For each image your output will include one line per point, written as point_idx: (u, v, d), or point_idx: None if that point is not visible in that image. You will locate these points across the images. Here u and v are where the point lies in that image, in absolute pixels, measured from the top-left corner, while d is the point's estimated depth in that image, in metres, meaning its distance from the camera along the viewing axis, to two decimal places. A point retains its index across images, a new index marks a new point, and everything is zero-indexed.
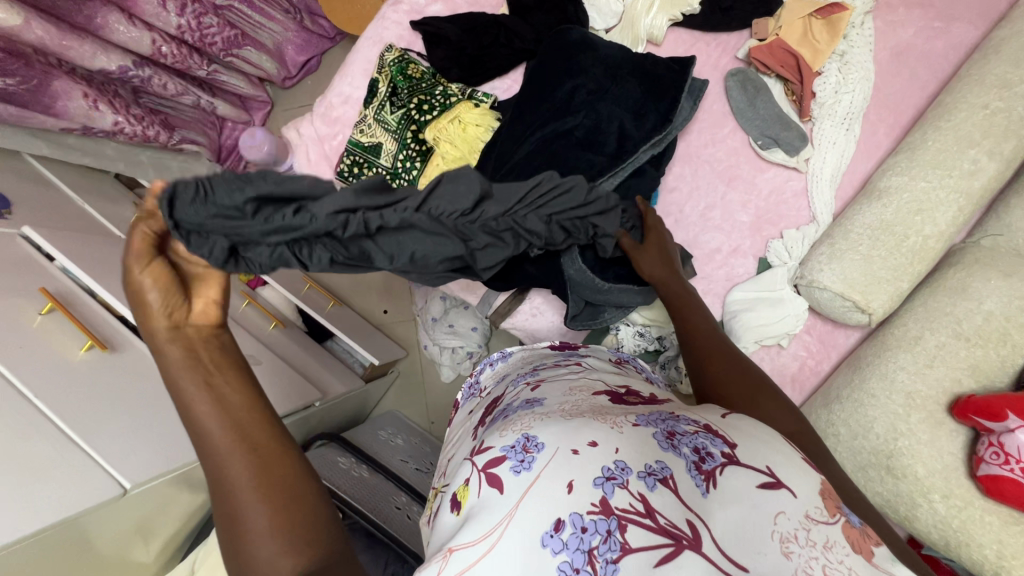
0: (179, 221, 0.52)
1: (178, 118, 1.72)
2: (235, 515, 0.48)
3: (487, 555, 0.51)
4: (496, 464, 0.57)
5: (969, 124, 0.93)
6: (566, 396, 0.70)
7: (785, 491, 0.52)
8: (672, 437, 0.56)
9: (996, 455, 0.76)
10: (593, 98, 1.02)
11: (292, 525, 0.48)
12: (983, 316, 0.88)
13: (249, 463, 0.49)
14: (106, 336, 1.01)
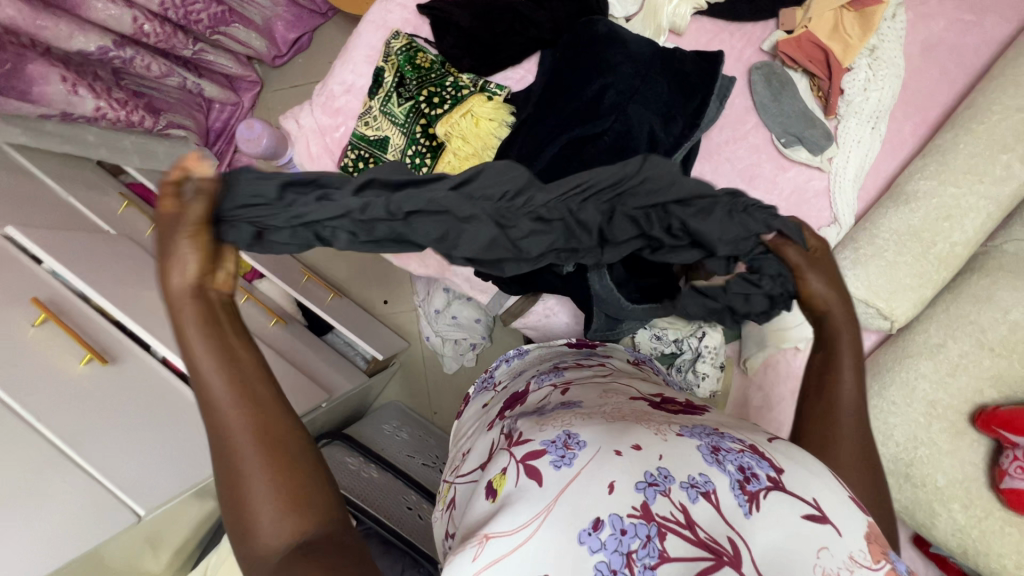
0: (221, 215, 0.53)
1: (162, 101, 1.62)
2: (236, 481, 0.48)
3: (523, 544, 0.50)
4: (535, 457, 0.56)
5: (1002, 127, 0.91)
6: (603, 398, 0.68)
7: (830, 527, 0.50)
8: (717, 452, 0.54)
9: (1020, 469, 0.77)
10: (621, 99, 0.98)
11: (292, 494, 0.49)
12: (1008, 326, 0.87)
13: (251, 430, 0.49)
14: (104, 348, 0.97)
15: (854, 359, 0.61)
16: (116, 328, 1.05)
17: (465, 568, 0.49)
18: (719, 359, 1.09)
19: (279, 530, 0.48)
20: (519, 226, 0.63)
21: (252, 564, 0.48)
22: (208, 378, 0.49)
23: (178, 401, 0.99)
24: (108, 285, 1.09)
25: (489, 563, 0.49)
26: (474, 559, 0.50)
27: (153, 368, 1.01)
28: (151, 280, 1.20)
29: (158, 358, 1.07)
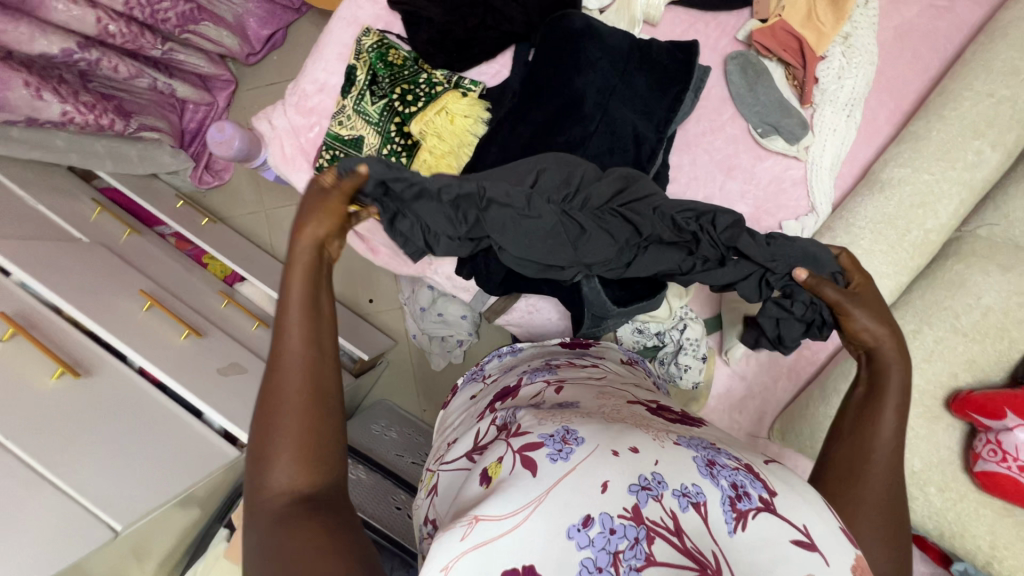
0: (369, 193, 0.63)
1: (133, 103, 1.59)
2: (269, 421, 0.51)
3: (512, 533, 0.50)
4: (531, 448, 0.56)
5: (973, 113, 0.92)
6: (600, 399, 0.68)
7: (818, 557, 0.50)
8: (711, 465, 0.54)
9: (994, 453, 0.78)
10: (602, 98, 0.97)
11: (317, 453, 0.51)
12: (981, 311, 0.88)
13: (304, 379, 0.52)
14: (78, 360, 0.96)
15: (903, 396, 0.59)
16: (91, 339, 1.04)
17: (453, 548, 0.50)
18: (701, 351, 1.08)
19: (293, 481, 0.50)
20: (586, 229, 0.75)
21: (252, 501, 0.50)
22: (288, 316, 0.53)
23: (155, 410, 0.98)
24: (80, 295, 1.07)
25: (477, 545, 0.50)
26: (462, 539, 0.50)
27: (129, 379, 1.00)
28: (126, 288, 1.18)
29: (136, 367, 1.06)
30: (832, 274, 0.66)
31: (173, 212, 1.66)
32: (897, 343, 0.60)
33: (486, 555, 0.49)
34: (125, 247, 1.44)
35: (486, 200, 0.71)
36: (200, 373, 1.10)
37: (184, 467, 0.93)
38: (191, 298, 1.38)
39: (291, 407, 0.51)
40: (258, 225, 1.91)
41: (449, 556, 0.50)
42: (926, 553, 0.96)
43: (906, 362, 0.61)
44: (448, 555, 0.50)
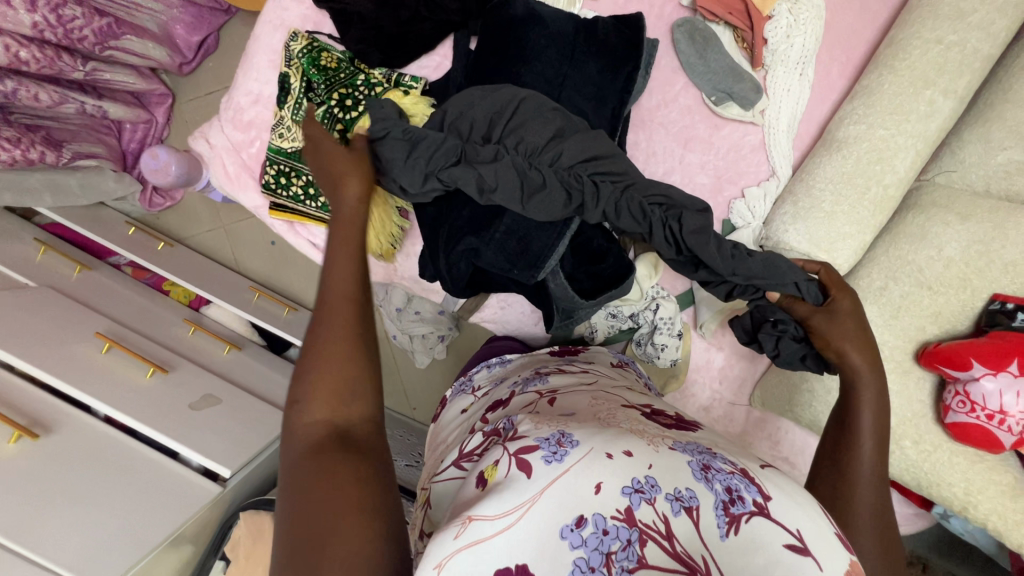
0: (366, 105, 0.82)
1: (64, 131, 1.50)
2: (318, 353, 0.57)
3: (502, 534, 0.48)
4: (527, 451, 0.54)
5: (923, 62, 0.90)
6: (595, 405, 0.66)
7: (811, 560, 0.48)
8: (706, 470, 0.53)
9: (963, 404, 0.80)
10: (551, 89, 0.92)
11: (341, 390, 0.55)
12: (944, 262, 0.88)
13: (335, 326, 0.58)
14: (37, 419, 0.93)
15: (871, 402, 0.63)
16: (51, 394, 1.01)
17: (446, 545, 0.48)
18: (676, 329, 1.08)
19: (323, 416, 0.54)
20: (539, 173, 0.81)
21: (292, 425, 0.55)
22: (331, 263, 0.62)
23: (129, 458, 0.96)
24: (31, 349, 1.03)
25: (470, 544, 0.48)
26: (456, 537, 0.48)
27: (96, 429, 0.98)
28: (80, 331, 1.13)
29: (103, 416, 1.03)
30: (799, 284, 0.71)
31: (125, 241, 1.59)
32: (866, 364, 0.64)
33: (475, 554, 0.48)
34: (77, 286, 1.38)
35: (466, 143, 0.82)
36: (170, 414, 1.06)
37: (157, 510, 0.91)
38: (154, 330, 1.34)
39: (327, 340, 0.57)
40: (219, 242, 1.84)
41: (442, 552, 0.48)
42: (908, 498, 1.00)
43: (877, 379, 0.64)
44: (442, 551, 0.48)
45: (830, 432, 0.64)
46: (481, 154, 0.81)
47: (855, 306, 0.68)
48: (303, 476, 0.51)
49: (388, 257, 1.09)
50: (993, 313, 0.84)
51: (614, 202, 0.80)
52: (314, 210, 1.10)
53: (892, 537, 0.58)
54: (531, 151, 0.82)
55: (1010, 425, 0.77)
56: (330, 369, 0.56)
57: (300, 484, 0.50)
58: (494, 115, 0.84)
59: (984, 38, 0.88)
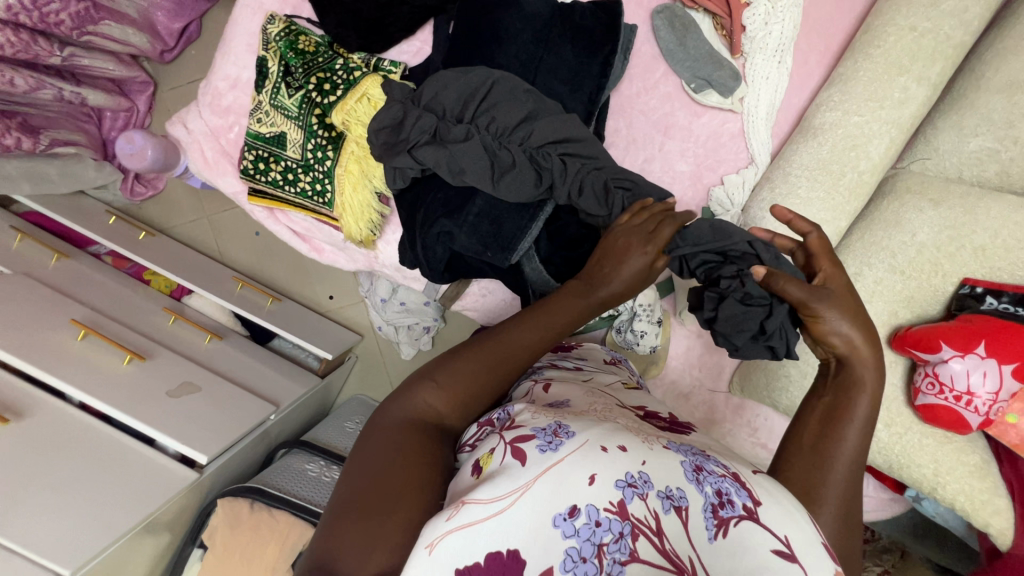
0: (398, 88, 0.93)
1: (40, 117, 1.46)
2: (466, 355, 0.69)
3: (495, 517, 0.50)
4: (523, 440, 0.56)
5: (897, 49, 0.91)
6: (588, 397, 0.68)
7: (798, 567, 0.48)
8: (698, 471, 0.53)
9: (932, 385, 0.81)
10: (526, 72, 0.93)
11: (465, 402, 0.67)
12: (916, 248, 0.89)
13: (495, 356, 0.69)
14: (8, 404, 0.92)
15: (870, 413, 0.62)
16: (24, 379, 1.00)
17: (438, 526, 0.50)
18: (656, 316, 1.07)
19: (441, 410, 0.66)
20: (508, 155, 0.85)
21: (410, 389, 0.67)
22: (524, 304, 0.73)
23: (102, 444, 0.95)
24: (4, 335, 1.02)
25: (460, 526, 0.50)
26: (448, 520, 0.50)
27: (69, 415, 0.97)
28: (54, 318, 1.12)
29: (78, 401, 1.03)
30: (748, 244, 0.73)
31: (106, 230, 1.57)
32: (876, 363, 0.63)
33: (466, 536, 0.49)
34: (55, 274, 1.36)
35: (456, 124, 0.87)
36: (146, 400, 1.06)
37: (129, 497, 0.89)
38: (133, 319, 1.33)
39: (480, 358, 0.68)
40: (203, 232, 1.83)
41: (434, 532, 0.50)
42: (882, 482, 1.01)
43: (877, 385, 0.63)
44: (433, 531, 0.50)
45: (817, 419, 0.64)
46: (454, 134, 0.86)
47: (843, 281, 0.65)
48: (394, 436, 0.61)
49: (368, 245, 1.07)
50: (963, 298, 0.85)
51: (577, 180, 0.83)
52: (293, 195, 1.09)
53: (853, 531, 0.60)
54: (502, 135, 0.86)
55: (976, 405, 0.78)
56: (463, 380, 0.67)
57: (386, 439, 0.61)
58: (468, 94, 0.87)
59: (957, 25, 0.89)
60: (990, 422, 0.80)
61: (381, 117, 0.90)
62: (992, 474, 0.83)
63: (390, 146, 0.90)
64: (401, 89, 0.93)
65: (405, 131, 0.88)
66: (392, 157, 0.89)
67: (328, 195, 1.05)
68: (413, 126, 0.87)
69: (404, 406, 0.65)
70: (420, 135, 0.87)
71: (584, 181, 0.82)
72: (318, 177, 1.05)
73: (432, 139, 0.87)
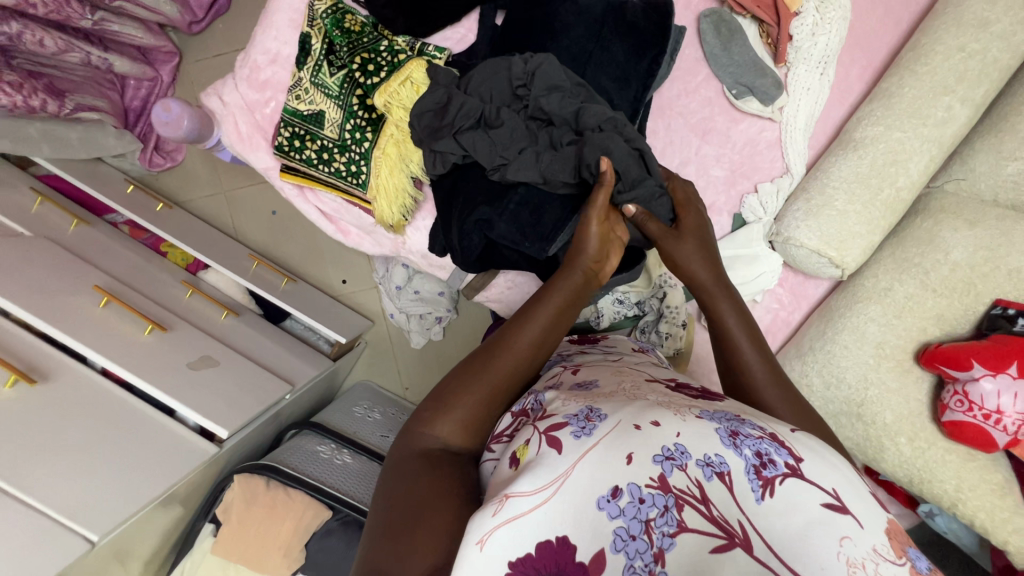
0: (443, 72, 0.93)
1: (66, 81, 1.44)
2: (471, 374, 0.62)
3: (541, 506, 0.48)
4: (556, 428, 0.54)
5: (944, 68, 0.91)
6: (618, 377, 0.67)
7: (850, 518, 0.46)
8: (734, 436, 0.51)
9: (961, 403, 0.82)
10: (576, 66, 0.93)
11: (478, 425, 0.61)
12: (949, 266, 0.90)
13: (504, 368, 0.63)
14: (32, 365, 0.91)
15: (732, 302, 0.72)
16: (47, 342, 0.99)
17: (485, 522, 0.47)
18: (681, 318, 1.08)
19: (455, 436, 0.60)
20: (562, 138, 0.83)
21: (415, 425, 0.61)
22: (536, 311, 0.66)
23: (124, 412, 0.94)
24: (28, 295, 1.00)
25: (508, 520, 0.47)
26: (494, 515, 0.48)
27: (91, 380, 0.96)
28: (78, 283, 1.11)
29: (99, 368, 1.02)
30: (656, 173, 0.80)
31: (124, 198, 1.55)
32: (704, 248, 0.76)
33: (515, 528, 0.47)
34: (74, 239, 1.34)
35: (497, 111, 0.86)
36: (167, 371, 1.05)
37: (151, 467, 0.90)
38: (152, 289, 1.31)
39: (485, 376, 0.62)
40: (219, 208, 1.81)
41: (482, 528, 0.47)
42: (895, 496, 1.03)
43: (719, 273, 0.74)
44: (481, 527, 0.47)
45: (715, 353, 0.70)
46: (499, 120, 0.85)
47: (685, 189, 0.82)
48: (408, 479, 0.56)
49: (398, 230, 1.07)
50: (995, 318, 0.86)
51: (601, 148, 0.78)
52: (326, 174, 1.08)
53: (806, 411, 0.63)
54: (558, 118, 0.84)
55: (1005, 424, 0.80)
56: (471, 404, 0.61)
57: (401, 481, 0.56)
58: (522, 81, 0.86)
59: (1004, 48, 0.90)
60: (1017, 442, 0.81)
61: (425, 102, 0.90)
62: (1012, 493, 0.84)
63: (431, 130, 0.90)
64: (446, 73, 0.93)
65: (447, 112, 0.88)
66: (435, 141, 0.89)
67: (363, 176, 1.04)
68: (458, 109, 0.87)
69: (416, 441, 0.60)
70: (466, 118, 0.86)
71: (609, 147, 0.78)
72: (354, 158, 1.04)
73: (481, 123, 0.86)
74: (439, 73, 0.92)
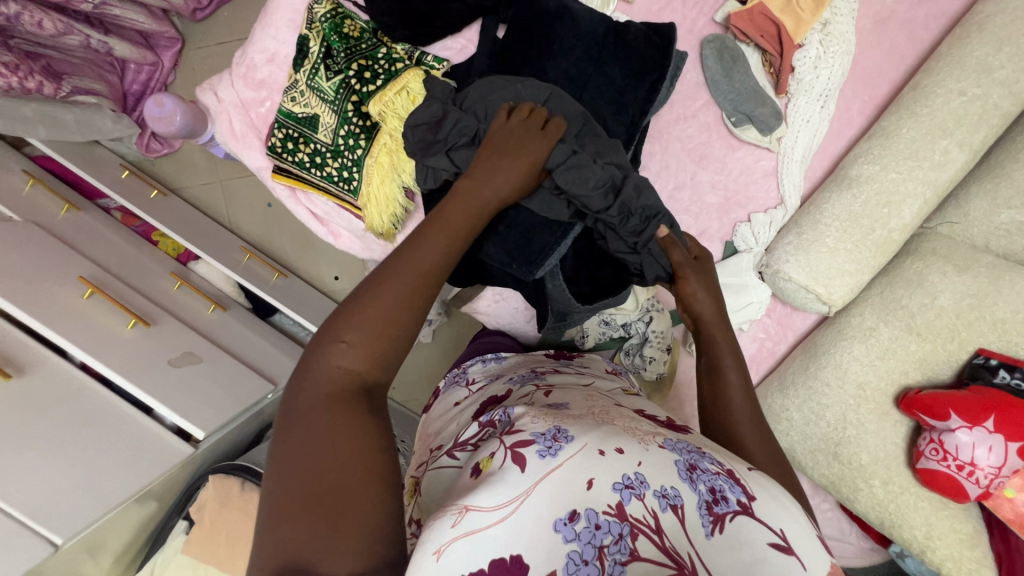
0: (442, 85, 0.91)
1: (64, 63, 1.43)
2: (372, 289, 0.54)
3: (497, 525, 0.45)
4: (522, 444, 0.51)
5: (944, 111, 0.90)
6: (588, 401, 0.66)
7: (795, 559, 0.46)
8: (692, 469, 0.50)
9: (936, 452, 0.82)
10: (574, 88, 0.91)
11: (382, 351, 0.53)
12: (936, 311, 0.90)
13: (394, 284, 0.54)
14: (11, 357, 0.91)
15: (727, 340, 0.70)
16: (28, 333, 0.99)
17: (443, 533, 0.44)
18: (666, 343, 1.08)
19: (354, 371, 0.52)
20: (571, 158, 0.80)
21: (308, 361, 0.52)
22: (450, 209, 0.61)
23: (100, 410, 0.94)
24: (11, 285, 1.00)
25: (467, 532, 0.44)
26: (452, 526, 0.45)
27: (72, 375, 0.96)
28: (63, 273, 1.10)
29: (80, 361, 1.02)
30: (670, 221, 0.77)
31: (118, 184, 1.53)
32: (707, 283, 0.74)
33: (470, 546, 0.44)
34: (63, 225, 1.33)
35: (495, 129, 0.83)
36: (148, 367, 1.05)
37: (125, 468, 0.90)
38: (140, 280, 1.31)
39: (389, 290, 0.54)
40: (215, 197, 1.80)
41: (440, 539, 0.44)
42: (867, 533, 1.03)
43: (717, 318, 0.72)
44: (440, 537, 0.44)
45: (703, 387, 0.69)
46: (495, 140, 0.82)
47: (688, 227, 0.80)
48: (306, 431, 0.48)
49: (388, 238, 1.06)
50: (976, 367, 0.86)
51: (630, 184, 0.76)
52: (318, 178, 1.07)
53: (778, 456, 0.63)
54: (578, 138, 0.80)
55: (977, 477, 0.80)
56: (374, 323, 0.53)
57: (301, 427, 0.48)
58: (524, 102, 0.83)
59: (1006, 95, 0.89)
60: (988, 494, 0.81)
61: (422, 114, 0.87)
62: (981, 544, 0.85)
63: (424, 143, 0.88)
64: (445, 86, 0.90)
65: (443, 126, 0.85)
66: (428, 156, 0.86)
67: (355, 183, 1.04)
68: (457, 126, 0.84)
69: (309, 384, 0.51)
70: (464, 135, 0.84)
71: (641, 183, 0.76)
72: (346, 164, 1.04)
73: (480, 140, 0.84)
74: (438, 85, 0.90)
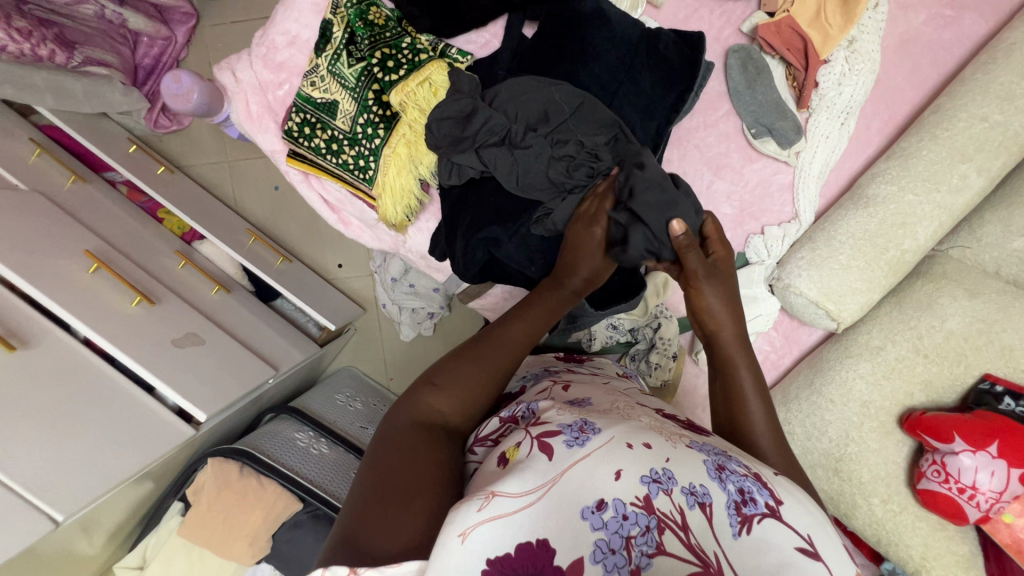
0: (469, 78, 0.90)
1: (77, 32, 1.42)
2: (471, 350, 0.66)
3: (525, 509, 0.45)
4: (549, 435, 0.52)
5: (964, 136, 0.91)
6: (609, 398, 0.67)
7: (821, 564, 0.46)
8: (720, 469, 0.50)
9: (938, 473, 0.83)
10: (604, 93, 0.92)
11: (467, 404, 0.62)
12: (943, 334, 0.90)
13: (483, 359, 0.65)
14: (14, 329, 0.89)
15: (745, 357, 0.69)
16: (33, 306, 0.97)
17: (468, 516, 0.44)
18: (673, 350, 1.07)
19: (444, 414, 0.61)
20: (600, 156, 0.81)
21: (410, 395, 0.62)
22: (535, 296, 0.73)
23: (107, 386, 0.94)
24: (17, 255, 0.98)
25: (492, 517, 0.44)
26: (479, 510, 0.45)
27: (75, 350, 0.95)
28: (68, 246, 1.08)
29: (83, 336, 1.00)
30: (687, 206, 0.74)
31: (126, 158, 1.50)
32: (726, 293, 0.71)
33: (497, 529, 0.44)
34: (68, 196, 1.30)
35: (523, 128, 0.85)
36: (152, 346, 1.04)
37: (127, 447, 0.90)
38: (144, 257, 1.29)
39: (481, 356, 0.65)
40: (222, 177, 1.78)
41: (467, 521, 0.44)
42: (860, 549, 1.04)
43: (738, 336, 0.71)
44: (466, 519, 0.44)
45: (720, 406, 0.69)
46: (523, 141, 0.84)
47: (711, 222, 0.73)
48: (398, 448, 0.55)
49: (401, 230, 1.05)
50: (981, 392, 0.87)
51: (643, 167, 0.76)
52: (334, 166, 1.06)
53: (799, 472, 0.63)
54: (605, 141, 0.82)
55: (978, 501, 0.81)
56: (467, 379, 0.63)
57: (393, 445, 0.55)
58: (553, 104, 0.84)
59: None
60: (987, 518, 0.82)
61: (449, 108, 0.87)
62: (976, 567, 0.86)
63: (450, 138, 0.87)
64: (471, 79, 0.90)
65: (470, 122, 0.86)
66: (455, 152, 0.87)
67: (370, 172, 1.02)
68: (484, 125, 0.85)
69: (407, 414, 0.60)
70: (492, 133, 0.85)
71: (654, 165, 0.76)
72: (363, 153, 1.02)
73: (508, 140, 0.85)
74: (465, 78, 0.90)
